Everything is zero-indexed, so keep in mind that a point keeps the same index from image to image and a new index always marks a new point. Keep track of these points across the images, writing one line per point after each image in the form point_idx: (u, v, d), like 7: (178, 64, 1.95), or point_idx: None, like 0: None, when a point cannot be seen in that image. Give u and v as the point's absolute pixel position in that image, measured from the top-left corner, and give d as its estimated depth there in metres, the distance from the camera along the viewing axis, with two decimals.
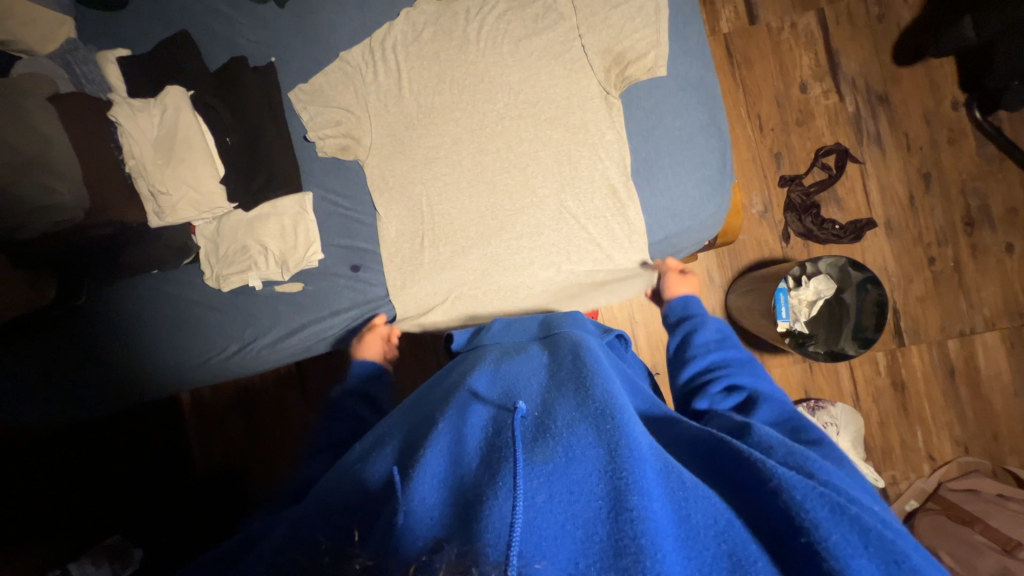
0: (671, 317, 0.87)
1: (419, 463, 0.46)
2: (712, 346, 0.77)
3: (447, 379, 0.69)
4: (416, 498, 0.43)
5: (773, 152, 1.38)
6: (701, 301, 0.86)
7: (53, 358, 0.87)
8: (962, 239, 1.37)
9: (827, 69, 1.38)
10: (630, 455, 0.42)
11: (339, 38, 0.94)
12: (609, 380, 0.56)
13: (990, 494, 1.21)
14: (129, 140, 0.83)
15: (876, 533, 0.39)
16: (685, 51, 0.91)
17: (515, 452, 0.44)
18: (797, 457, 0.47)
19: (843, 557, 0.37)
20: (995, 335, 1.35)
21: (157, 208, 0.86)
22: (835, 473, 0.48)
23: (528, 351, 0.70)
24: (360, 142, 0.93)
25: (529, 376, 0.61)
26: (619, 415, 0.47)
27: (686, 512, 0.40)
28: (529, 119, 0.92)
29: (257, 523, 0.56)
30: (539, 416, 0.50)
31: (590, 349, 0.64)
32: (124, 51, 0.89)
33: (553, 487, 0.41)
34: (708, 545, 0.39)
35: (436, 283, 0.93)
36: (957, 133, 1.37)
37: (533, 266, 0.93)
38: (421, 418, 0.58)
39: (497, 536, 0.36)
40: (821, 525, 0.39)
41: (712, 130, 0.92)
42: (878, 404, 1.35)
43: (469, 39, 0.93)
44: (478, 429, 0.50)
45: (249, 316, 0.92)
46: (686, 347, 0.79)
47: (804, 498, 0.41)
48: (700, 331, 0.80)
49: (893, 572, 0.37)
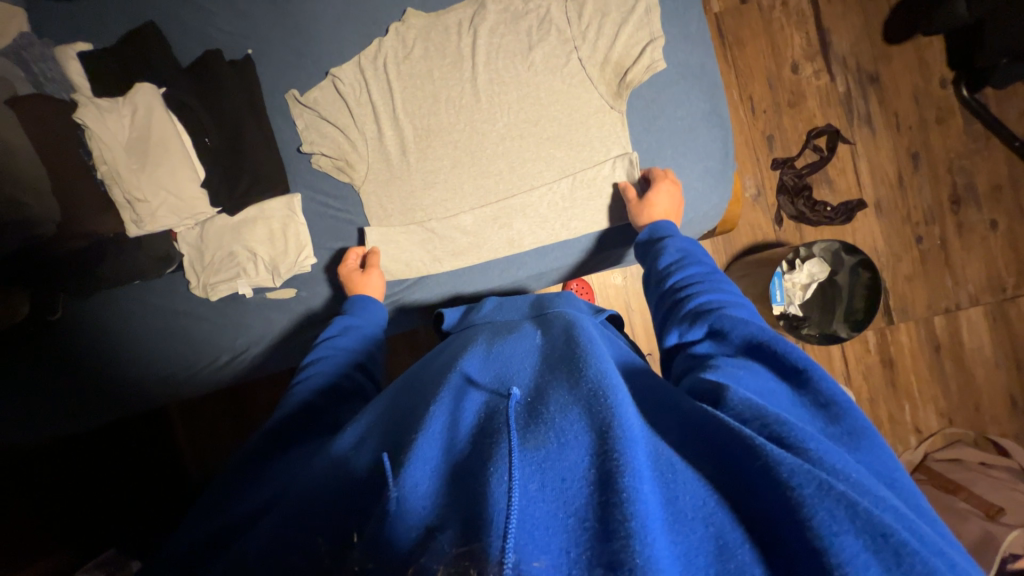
0: (645, 240, 0.82)
1: (410, 450, 0.45)
2: (684, 271, 0.73)
3: (437, 360, 0.68)
4: (408, 484, 0.42)
5: (766, 134, 1.37)
6: (669, 224, 0.80)
7: (29, 373, 0.82)
8: (948, 217, 1.39)
9: (819, 48, 1.37)
10: (623, 437, 0.41)
11: (319, 28, 0.87)
12: (602, 359, 0.54)
13: (973, 463, 1.27)
14: (98, 144, 0.79)
15: (863, 507, 0.36)
16: (684, 38, 0.88)
17: (508, 440, 0.43)
18: (776, 427, 0.43)
19: (827, 535, 0.35)
20: (979, 310, 1.39)
21: (135, 217, 0.82)
22: (818, 437, 0.43)
23: (520, 329, 0.69)
24: (349, 139, 0.88)
25: (520, 359, 0.60)
26: (613, 396, 0.46)
27: (675, 495, 0.40)
28: (525, 110, 0.88)
29: (242, 504, 0.53)
30: (531, 400, 0.49)
31: (583, 328, 0.63)
32: (84, 45, 0.82)
33: (545, 475, 0.40)
34: (695, 527, 0.38)
35: (429, 275, 0.91)
36: (944, 112, 1.38)
37: (517, 270, 0.93)
38: (412, 402, 0.56)
39: (494, 524, 0.36)
40: (807, 502, 0.37)
41: (714, 119, 0.90)
42: (867, 381, 1.39)
43: (461, 28, 0.88)
44: (471, 414, 0.49)
45: (239, 324, 0.88)
46: (657, 277, 0.76)
47: (791, 474, 0.38)
48: (674, 255, 0.76)
49: (879, 547, 0.35)
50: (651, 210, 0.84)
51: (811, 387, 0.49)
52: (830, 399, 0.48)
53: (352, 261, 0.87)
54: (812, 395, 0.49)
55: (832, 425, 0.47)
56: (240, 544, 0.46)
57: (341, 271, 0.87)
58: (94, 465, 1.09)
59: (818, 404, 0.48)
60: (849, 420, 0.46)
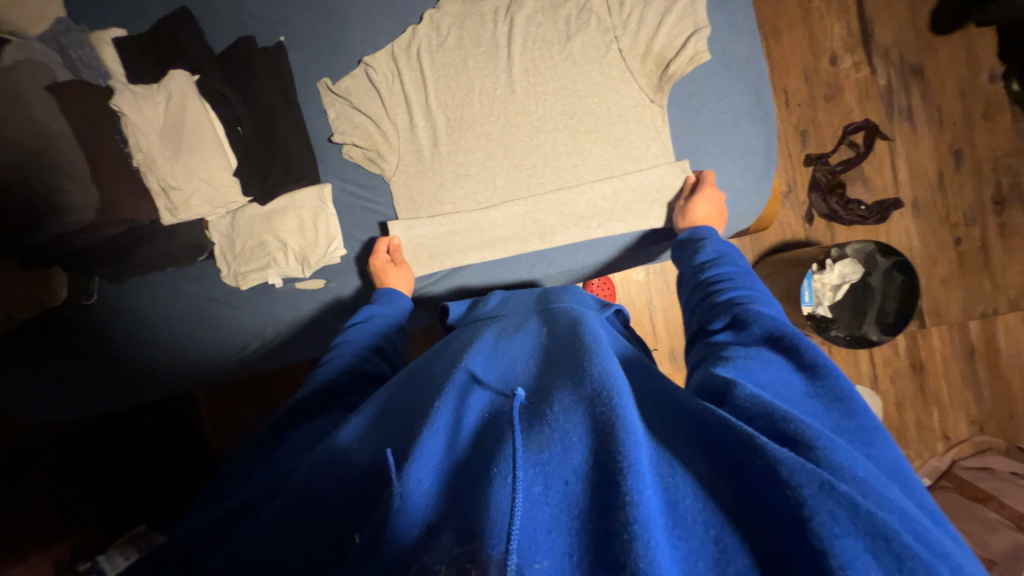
0: (682, 242, 0.81)
1: (416, 445, 0.44)
2: (716, 268, 0.71)
3: (446, 353, 0.68)
4: (412, 480, 0.41)
5: (800, 129, 1.33)
6: (712, 229, 0.78)
7: (63, 355, 0.83)
8: (990, 218, 1.33)
9: (861, 39, 1.31)
10: (627, 438, 0.40)
11: (351, 15, 0.86)
12: (608, 358, 0.52)
13: (1004, 472, 1.24)
14: (134, 132, 0.80)
15: (864, 508, 0.35)
16: (727, 28, 0.85)
17: (511, 440, 0.43)
18: (783, 424, 0.42)
19: (828, 536, 0.34)
20: (1018, 316, 1.34)
21: (170, 205, 0.82)
22: (827, 435, 0.41)
23: (527, 326, 0.69)
24: (380, 129, 0.87)
25: (527, 360, 0.60)
26: (618, 396, 0.44)
27: (676, 499, 0.39)
28: (559, 102, 0.86)
29: (243, 492, 0.52)
30: (537, 402, 0.49)
31: (589, 326, 0.62)
32: (118, 31, 0.82)
33: (548, 478, 0.40)
34: (694, 532, 0.37)
35: (443, 266, 0.90)
36: (992, 108, 1.32)
37: (532, 263, 0.91)
38: (418, 397, 0.56)
39: (496, 527, 0.36)
40: (807, 503, 0.36)
41: (759, 114, 0.87)
42: (895, 385, 1.35)
43: (497, 17, 0.86)
44: (475, 414, 0.50)
45: (266, 312, 0.89)
46: (692, 271, 0.74)
47: (792, 473, 0.37)
48: (708, 255, 0.74)
49: (881, 551, 0.33)
50: (693, 215, 0.82)
51: (825, 381, 0.47)
52: (843, 392, 0.46)
53: (381, 254, 0.85)
54: (827, 389, 0.47)
55: (846, 421, 0.44)
56: (242, 533, 0.45)
57: (372, 263, 0.85)
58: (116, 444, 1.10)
59: (829, 394, 0.47)
60: (861, 416, 0.44)
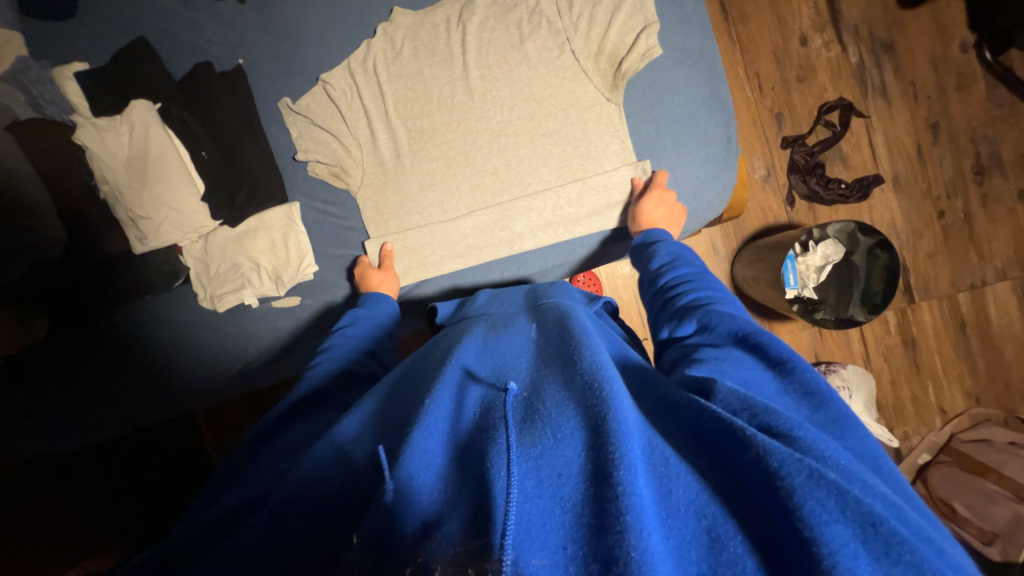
0: (637, 247, 0.82)
1: (407, 445, 0.44)
2: (675, 272, 0.71)
3: (434, 352, 0.67)
4: (407, 478, 0.41)
5: (775, 112, 1.32)
6: (664, 231, 0.79)
7: (49, 387, 0.84)
8: (972, 189, 1.33)
9: (829, 17, 1.31)
10: (618, 429, 0.39)
11: (308, 34, 0.87)
12: (598, 350, 0.52)
13: (1002, 443, 1.23)
14: (101, 164, 0.81)
15: (852, 495, 0.35)
16: (681, 20, 0.86)
17: (504, 434, 0.42)
18: (764, 417, 0.42)
19: (818, 524, 0.34)
20: (1006, 285, 1.33)
21: (140, 234, 0.84)
22: (807, 426, 0.42)
23: (515, 323, 0.69)
24: (343, 145, 0.87)
25: (518, 354, 0.59)
26: (610, 388, 0.44)
27: (668, 489, 0.38)
28: (519, 105, 0.87)
29: (217, 506, 0.50)
30: (529, 397, 0.48)
31: (578, 319, 0.62)
32: (81, 65, 0.84)
33: (542, 471, 0.38)
34: (686, 522, 0.36)
35: (419, 274, 0.90)
36: (965, 78, 1.31)
37: (512, 262, 0.90)
38: (409, 397, 0.55)
39: (495, 520, 0.34)
40: (797, 492, 0.35)
41: (715, 103, 0.87)
42: (889, 362, 1.34)
43: (449, 25, 0.87)
44: (469, 412, 0.49)
45: (249, 333, 0.89)
46: (651, 278, 0.75)
47: (782, 464, 0.36)
48: (664, 259, 0.75)
49: (869, 538, 0.34)
50: (642, 218, 0.83)
51: (799, 379, 0.48)
52: (813, 389, 0.47)
53: (367, 264, 0.87)
54: (795, 386, 0.48)
55: (818, 415, 0.45)
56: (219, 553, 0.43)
57: (358, 269, 0.87)
58: (97, 474, 1.07)
59: (803, 392, 0.47)
60: (833, 409, 0.45)
